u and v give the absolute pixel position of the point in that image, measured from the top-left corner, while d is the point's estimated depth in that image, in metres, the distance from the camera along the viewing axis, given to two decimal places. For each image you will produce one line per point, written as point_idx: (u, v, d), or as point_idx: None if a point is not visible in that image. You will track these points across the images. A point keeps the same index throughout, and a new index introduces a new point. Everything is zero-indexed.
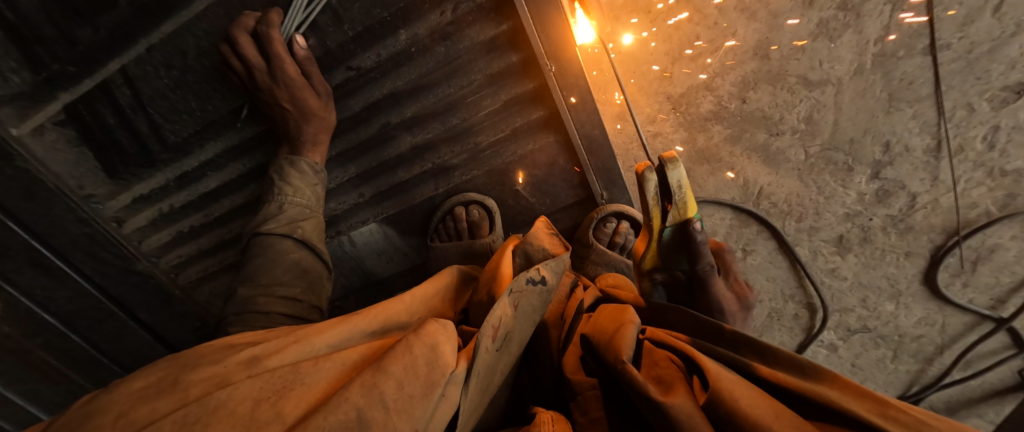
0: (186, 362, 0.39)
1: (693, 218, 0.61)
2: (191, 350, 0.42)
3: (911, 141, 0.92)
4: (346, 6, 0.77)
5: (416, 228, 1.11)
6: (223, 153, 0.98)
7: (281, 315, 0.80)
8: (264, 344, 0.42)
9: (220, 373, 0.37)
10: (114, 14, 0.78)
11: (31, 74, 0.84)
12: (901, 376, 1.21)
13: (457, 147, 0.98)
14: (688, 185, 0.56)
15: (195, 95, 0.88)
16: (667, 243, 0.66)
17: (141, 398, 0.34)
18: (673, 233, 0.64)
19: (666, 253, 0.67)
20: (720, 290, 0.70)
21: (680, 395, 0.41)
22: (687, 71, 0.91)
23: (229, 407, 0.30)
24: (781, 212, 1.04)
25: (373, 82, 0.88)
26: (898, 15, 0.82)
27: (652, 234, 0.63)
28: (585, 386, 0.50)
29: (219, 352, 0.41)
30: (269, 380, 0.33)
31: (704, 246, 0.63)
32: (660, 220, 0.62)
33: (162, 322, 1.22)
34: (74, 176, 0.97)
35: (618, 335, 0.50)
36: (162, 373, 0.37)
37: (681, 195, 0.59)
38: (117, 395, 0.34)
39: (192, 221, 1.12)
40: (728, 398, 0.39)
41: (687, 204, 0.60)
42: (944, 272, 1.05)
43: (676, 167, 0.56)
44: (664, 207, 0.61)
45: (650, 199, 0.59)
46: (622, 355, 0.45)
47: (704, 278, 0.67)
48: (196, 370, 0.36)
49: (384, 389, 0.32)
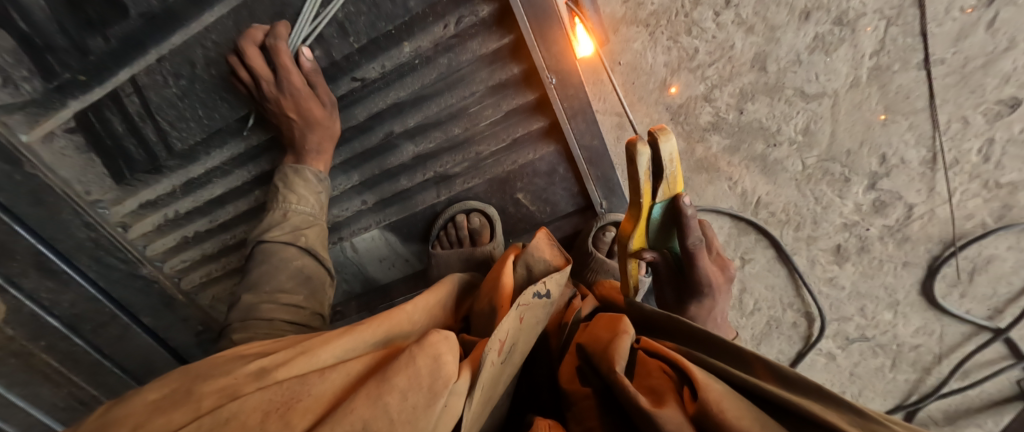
0: (198, 373, 0.42)
1: (682, 192, 0.57)
2: (201, 362, 0.44)
3: (907, 153, 0.93)
4: (352, 19, 0.79)
5: (418, 235, 1.12)
6: (229, 160, 0.99)
7: (283, 322, 0.80)
8: (271, 357, 0.44)
9: (230, 384, 0.39)
10: (125, 25, 0.80)
11: (43, 82, 0.85)
12: (900, 385, 1.21)
13: (459, 155, 0.99)
14: (679, 155, 0.52)
15: (202, 104, 0.90)
16: (656, 223, 0.60)
17: (156, 409, 0.36)
18: (662, 212, 0.59)
19: (652, 236, 0.62)
20: (709, 269, 0.66)
21: (670, 407, 0.42)
22: (685, 82, 0.93)
23: (239, 418, 0.33)
24: (780, 221, 1.05)
25: (378, 92, 0.90)
26: (894, 30, 0.83)
27: (640, 216, 0.57)
28: (581, 396, 0.51)
29: (228, 362, 0.43)
30: (278, 392, 0.35)
31: (696, 226, 0.58)
32: (649, 198, 0.56)
33: (165, 326, 1.23)
34: (82, 182, 0.99)
35: (613, 345, 0.51)
36: (176, 385, 0.40)
37: (671, 167, 0.54)
38: (133, 407, 0.37)
39: (196, 226, 1.13)
40: (715, 408, 0.39)
41: (675, 176, 0.56)
42: (941, 282, 1.05)
43: (667, 136, 0.52)
44: (653, 183, 0.56)
45: (641, 173, 0.52)
46: (614, 365, 0.47)
47: (693, 259, 0.63)
48: (207, 382, 0.39)
49: (389, 402, 0.34)
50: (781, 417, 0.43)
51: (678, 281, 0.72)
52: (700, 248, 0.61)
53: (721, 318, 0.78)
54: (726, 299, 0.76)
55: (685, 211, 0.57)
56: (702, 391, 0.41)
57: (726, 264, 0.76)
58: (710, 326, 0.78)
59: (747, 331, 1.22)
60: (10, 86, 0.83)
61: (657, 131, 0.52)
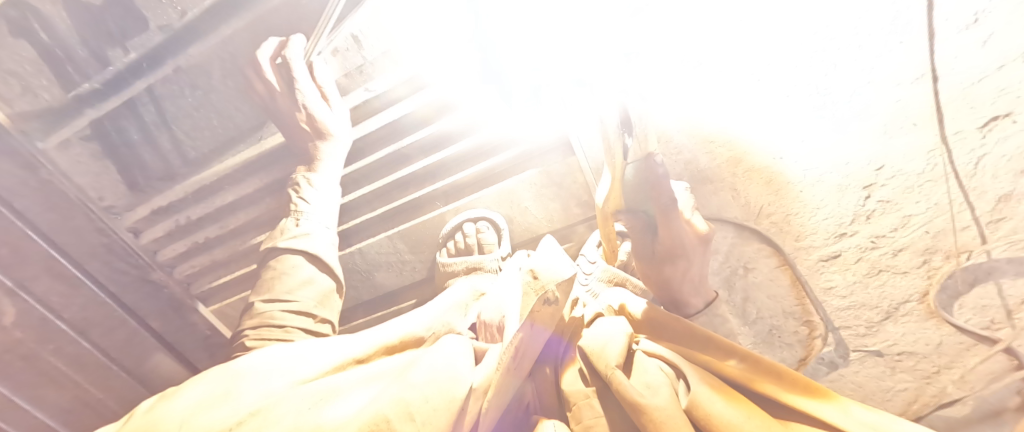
0: (235, 372, 0.45)
1: (652, 152, 0.65)
2: (238, 360, 0.48)
3: (905, 166, 0.95)
4: (366, 33, 0.81)
5: (426, 242, 1.14)
6: (241, 167, 1.06)
7: (297, 328, 0.81)
8: (303, 357, 0.46)
9: (267, 382, 0.42)
10: (146, 38, 0.84)
11: (62, 90, 0.84)
12: (900, 394, 1.23)
13: (468, 167, 1.04)
14: (647, 115, 0.62)
15: (217, 114, 0.97)
16: (629, 181, 0.69)
17: (199, 407, 0.39)
18: (634, 170, 0.68)
19: (629, 197, 0.71)
20: (682, 227, 0.72)
21: (662, 397, 0.45)
22: (689, 95, 0.95)
23: (278, 412, 0.36)
24: (781, 230, 1.08)
25: (390, 103, 0.93)
26: (894, 46, 0.85)
27: (616, 173, 0.66)
28: (579, 397, 0.53)
29: (262, 361, 0.47)
30: (312, 392, 0.38)
31: (666, 182, 0.66)
32: (620, 157, 0.65)
33: (175, 329, 1.25)
34: (96, 188, 0.98)
35: (609, 344, 0.54)
36: (215, 383, 0.43)
37: (640, 126, 0.62)
38: (179, 404, 0.40)
39: (206, 232, 1.22)
40: (704, 395, 0.43)
41: (645, 136, 0.64)
42: (941, 293, 1.07)
43: (634, 96, 0.60)
44: (623, 143, 0.65)
45: (612, 130, 0.62)
46: (611, 361, 0.50)
47: (666, 216, 0.70)
48: (247, 380, 0.42)
49: (414, 402, 0.36)
50: (765, 402, 0.47)
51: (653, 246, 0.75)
52: (671, 205, 0.69)
53: (699, 279, 0.79)
54: (702, 264, 0.77)
55: (656, 168, 0.65)
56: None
57: (701, 227, 0.77)
58: (688, 290, 0.79)
59: (750, 339, 1.24)
60: (28, 93, 0.80)
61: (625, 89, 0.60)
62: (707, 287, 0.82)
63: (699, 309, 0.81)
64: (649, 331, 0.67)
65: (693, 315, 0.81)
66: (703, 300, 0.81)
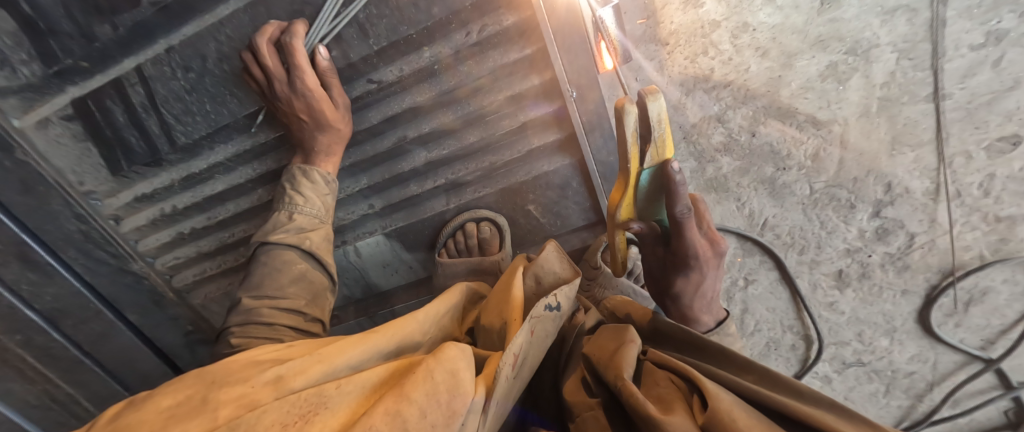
0: (212, 379, 0.41)
1: (670, 158, 0.60)
2: (215, 366, 0.44)
3: (911, 184, 0.94)
4: (373, 21, 0.79)
5: (424, 242, 1.12)
6: (234, 157, 0.98)
7: (284, 327, 0.78)
8: (290, 362, 0.43)
9: (246, 393, 0.38)
10: (135, 14, 0.79)
11: (42, 67, 0.85)
12: (892, 411, 1.23)
13: (472, 164, 0.99)
14: (667, 119, 0.54)
15: (211, 98, 0.89)
16: (645, 187, 0.64)
17: (170, 418, 0.36)
18: (651, 177, 0.63)
19: (642, 207, 0.67)
20: (697, 239, 0.68)
21: (679, 415, 0.41)
22: (698, 103, 0.94)
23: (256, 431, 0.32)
24: (784, 243, 1.06)
25: (394, 96, 0.90)
26: (905, 63, 0.84)
27: (631, 180, 0.61)
28: (584, 408, 0.50)
29: (243, 369, 0.42)
30: (297, 404, 0.35)
31: (684, 193, 0.60)
32: (637, 162, 0.60)
33: (153, 324, 1.23)
34: (75, 172, 0.98)
35: (618, 354, 0.50)
36: (190, 390, 0.40)
37: (660, 131, 0.57)
38: (147, 415, 0.37)
39: (193, 222, 1.12)
40: (727, 418, 0.39)
41: (665, 141, 0.59)
42: (937, 311, 1.06)
43: (655, 99, 0.54)
44: (641, 148, 0.60)
45: (630, 136, 0.56)
46: (621, 373, 0.46)
47: (681, 229, 0.65)
48: (223, 390, 0.38)
49: (408, 417, 0.32)
50: (788, 423, 0.44)
51: (665, 253, 0.74)
52: (687, 217, 0.64)
53: (710, 294, 0.78)
54: (713, 275, 0.75)
55: (673, 177, 0.59)
56: (711, 400, 0.41)
57: (718, 239, 0.74)
58: (698, 304, 0.78)
59: (747, 350, 1.23)
60: (7, 68, 0.83)
61: (646, 91, 0.54)
62: (718, 306, 0.82)
63: (709, 327, 0.81)
64: (658, 342, 0.64)
65: (702, 333, 0.80)
66: (712, 318, 0.81)
